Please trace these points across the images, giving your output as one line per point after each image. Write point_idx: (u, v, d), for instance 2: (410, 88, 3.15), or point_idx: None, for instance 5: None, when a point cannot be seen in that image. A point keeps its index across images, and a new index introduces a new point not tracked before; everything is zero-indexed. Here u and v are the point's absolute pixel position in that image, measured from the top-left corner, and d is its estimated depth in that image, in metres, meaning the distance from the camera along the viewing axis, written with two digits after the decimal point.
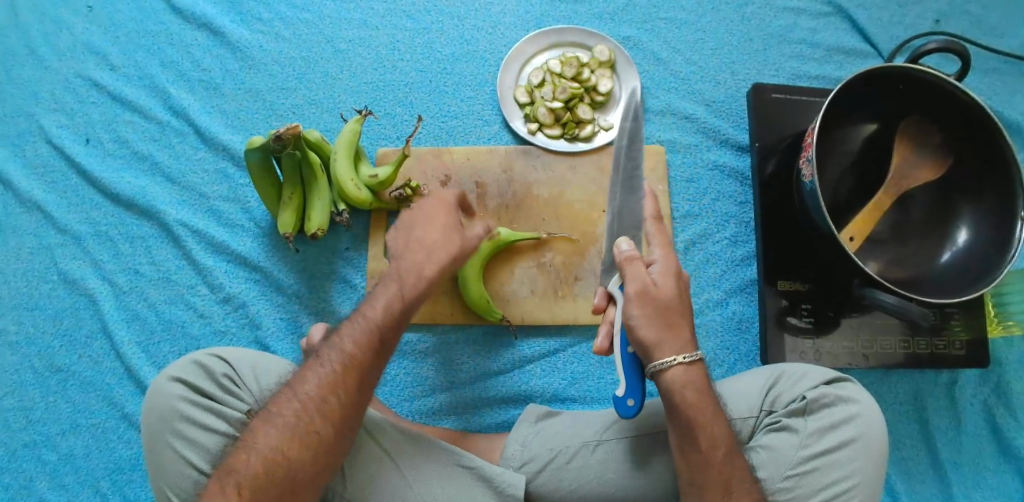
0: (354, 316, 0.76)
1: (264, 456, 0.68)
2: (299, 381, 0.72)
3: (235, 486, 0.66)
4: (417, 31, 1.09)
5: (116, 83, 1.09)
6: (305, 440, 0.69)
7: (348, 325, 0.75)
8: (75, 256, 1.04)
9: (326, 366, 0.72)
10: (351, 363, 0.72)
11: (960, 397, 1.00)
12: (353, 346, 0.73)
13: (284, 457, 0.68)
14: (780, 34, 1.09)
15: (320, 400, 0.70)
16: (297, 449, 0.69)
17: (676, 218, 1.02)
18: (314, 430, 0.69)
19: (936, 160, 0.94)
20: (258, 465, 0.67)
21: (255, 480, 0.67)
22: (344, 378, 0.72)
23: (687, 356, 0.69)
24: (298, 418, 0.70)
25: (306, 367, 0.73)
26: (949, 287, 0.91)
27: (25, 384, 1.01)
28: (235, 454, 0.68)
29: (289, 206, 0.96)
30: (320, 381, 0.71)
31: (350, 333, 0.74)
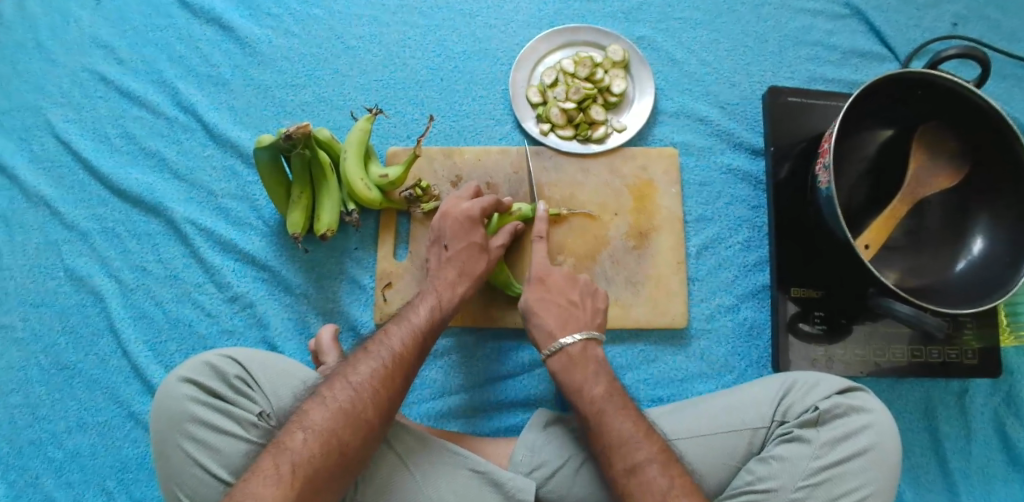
0: (399, 321, 0.80)
1: (318, 437, 0.67)
2: (350, 370, 0.73)
3: (292, 465, 0.65)
4: (428, 28, 1.08)
5: (123, 78, 1.08)
6: (358, 426, 0.69)
7: (396, 326, 0.79)
8: (82, 252, 1.03)
9: (379, 357, 0.74)
10: (402, 359, 0.75)
11: (971, 406, 0.99)
12: (405, 346, 0.77)
13: (338, 440, 0.68)
14: (796, 36, 1.08)
15: (373, 389, 0.72)
16: (351, 435, 0.68)
17: (689, 222, 1.00)
18: (366, 417, 0.70)
19: (954, 169, 0.94)
20: (314, 445, 0.66)
21: (310, 460, 0.66)
22: (396, 371, 0.74)
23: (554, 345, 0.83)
24: (354, 404, 0.70)
25: (354, 359, 0.75)
26: (964, 296, 0.91)
27: (32, 381, 1.00)
28: (288, 434, 0.67)
29: (299, 205, 0.95)
30: (373, 372, 0.73)
31: (398, 333, 0.78)
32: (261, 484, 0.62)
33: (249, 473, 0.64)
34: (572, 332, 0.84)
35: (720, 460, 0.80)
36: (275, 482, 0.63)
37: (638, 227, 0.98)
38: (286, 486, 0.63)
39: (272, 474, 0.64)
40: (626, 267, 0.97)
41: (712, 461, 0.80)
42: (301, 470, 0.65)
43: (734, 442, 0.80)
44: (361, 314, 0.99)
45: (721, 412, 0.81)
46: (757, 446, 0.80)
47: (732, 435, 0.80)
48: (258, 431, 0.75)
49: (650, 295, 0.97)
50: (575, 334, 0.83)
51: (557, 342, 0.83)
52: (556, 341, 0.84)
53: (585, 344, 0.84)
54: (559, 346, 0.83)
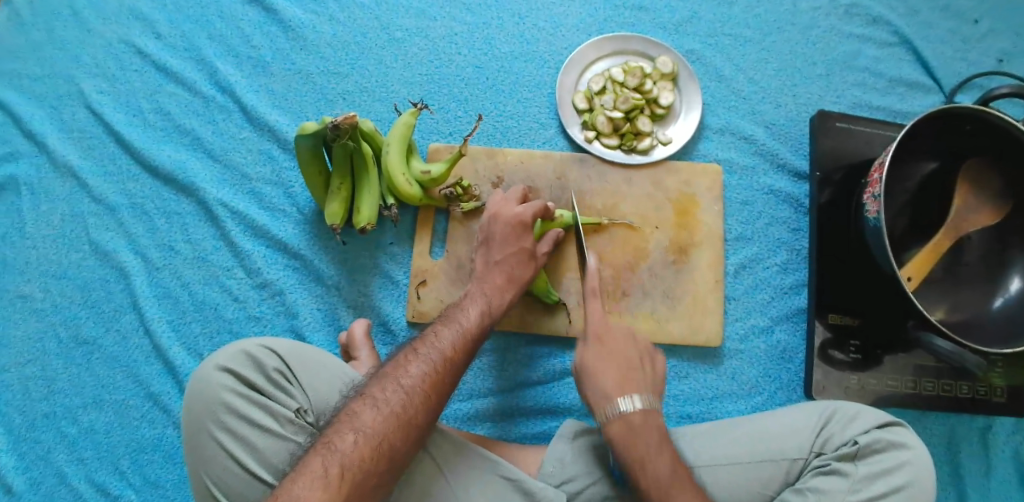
0: (449, 323, 0.79)
1: (369, 439, 0.66)
2: (401, 372, 0.72)
3: (342, 467, 0.63)
4: (477, 25, 1.06)
5: (161, 52, 1.05)
6: (407, 429, 0.68)
7: (445, 329, 0.78)
8: (108, 227, 1.01)
9: (430, 360, 0.73)
10: (452, 364, 0.75)
11: (993, 443, 1.00)
12: (454, 348, 0.76)
13: (388, 444, 0.67)
14: (844, 61, 1.08)
15: (424, 393, 0.71)
16: (401, 439, 0.68)
17: (728, 240, 1.00)
18: (417, 422, 0.69)
19: (995, 206, 0.94)
20: (366, 448, 0.65)
21: (360, 463, 0.64)
22: (444, 374, 0.74)
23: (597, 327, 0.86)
24: (405, 406, 0.69)
25: (405, 360, 0.73)
26: (999, 335, 0.90)
27: (49, 354, 0.98)
28: (340, 436, 0.65)
29: (337, 196, 0.94)
30: (423, 375, 0.72)
31: (448, 337, 0.77)
32: (309, 488, 0.61)
33: (296, 473, 0.63)
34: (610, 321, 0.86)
35: (756, 489, 0.79)
36: (323, 486, 0.62)
37: (677, 242, 0.97)
38: (334, 489, 0.62)
39: (322, 475, 0.62)
40: (664, 281, 0.97)
41: (748, 489, 0.79)
42: (352, 474, 0.63)
43: (769, 472, 0.79)
44: (392, 310, 0.97)
45: (756, 437, 0.81)
46: (792, 477, 0.80)
47: (769, 464, 0.79)
48: (294, 428, 0.73)
49: (686, 311, 0.96)
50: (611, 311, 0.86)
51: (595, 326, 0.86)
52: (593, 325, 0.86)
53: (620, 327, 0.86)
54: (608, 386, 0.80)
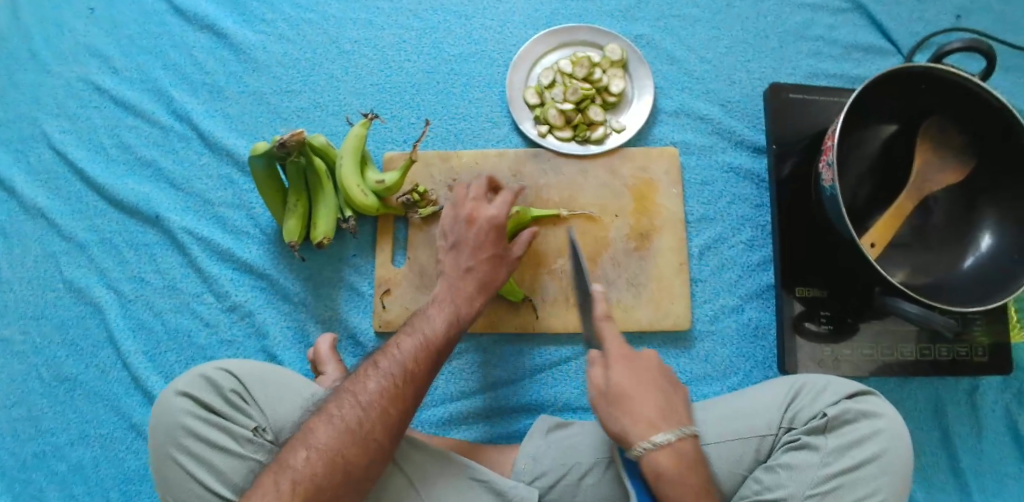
0: (412, 331, 0.77)
1: (321, 454, 0.67)
2: (359, 387, 0.71)
3: (296, 481, 0.66)
4: (425, 30, 1.06)
5: (119, 87, 1.07)
6: (361, 440, 0.68)
7: (408, 338, 0.76)
8: (80, 264, 1.02)
9: (389, 372, 0.72)
10: (413, 376, 0.72)
11: (981, 403, 0.98)
12: (414, 359, 0.73)
13: (342, 458, 0.67)
14: (797, 31, 1.06)
15: (381, 407, 0.70)
16: (358, 453, 0.68)
17: (691, 222, 0.99)
18: (375, 437, 0.69)
19: (959, 164, 0.92)
20: (317, 464, 0.66)
21: (312, 478, 0.66)
22: (405, 386, 0.72)
23: (666, 437, 0.70)
24: (360, 420, 0.69)
25: (366, 374, 0.72)
26: (970, 293, 0.89)
27: (33, 395, 0.99)
28: (295, 454, 0.67)
29: (295, 212, 0.94)
30: (381, 389, 0.71)
31: (409, 348, 0.74)
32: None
33: (252, 490, 0.66)
34: (664, 431, 0.70)
35: (726, 468, 0.78)
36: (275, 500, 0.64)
37: (638, 228, 0.97)
38: None
39: (272, 492, 0.65)
40: (628, 269, 0.96)
41: (719, 469, 0.78)
42: (304, 488, 0.65)
43: (741, 450, 0.78)
44: (360, 322, 0.98)
45: (724, 418, 0.80)
46: (764, 454, 0.78)
47: (739, 442, 0.78)
48: (253, 447, 0.73)
49: (653, 297, 0.95)
50: (669, 435, 0.69)
51: (651, 441, 0.69)
52: (647, 440, 0.70)
53: (676, 445, 0.70)
54: (655, 445, 0.69)
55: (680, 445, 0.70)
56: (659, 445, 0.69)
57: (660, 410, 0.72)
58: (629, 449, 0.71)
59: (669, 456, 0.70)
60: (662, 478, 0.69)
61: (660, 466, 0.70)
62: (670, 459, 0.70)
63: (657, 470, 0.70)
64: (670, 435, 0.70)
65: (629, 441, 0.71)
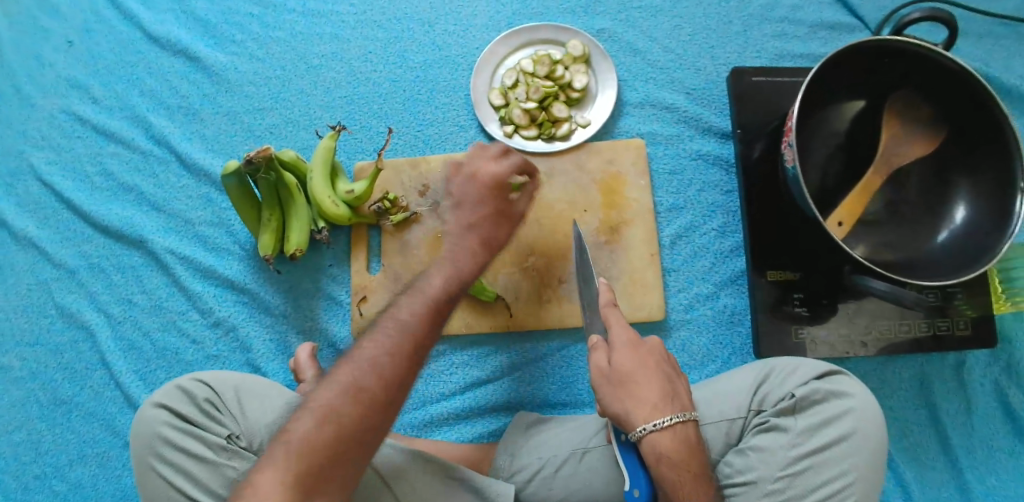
0: (414, 289, 0.73)
1: (319, 415, 0.65)
2: (355, 347, 0.69)
3: (298, 445, 0.64)
4: (389, 40, 1.08)
5: (99, 115, 1.10)
6: (360, 397, 0.66)
7: (408, 297, 0.72)
8: (70, 289, 1.05)
9: (389, 328, 0.70)
10: (410, 328, 0.70)
11: (970, 379, 0.95)
12: (411, 313, 0.70)
13: (335, 417, 0.65)
14: (761, 13, 1.05)
15: (374, 362, 0.68)
16: (352, 411, 0.65)
17: (661, 212, 0.99)
18: (368, 393, 0.66)
19: (928, 136, 0.89)
20: (309, 424, 0.65)
21: (306, 439, 0.64)
22: (402, 341, 0.69)
23: (665, 421, 0.68)
24: (358, 377, 0.67)
25: (368, 333, 0.70)
26: (945, 267, 0.86)
27: (33, 418, 1.02)
28: (296, 420, 0.66)
29: (269, 227, 0.96)
30: (375, 346, 0.68)
31: (407, 305, 0.71)
32: (258, 469, 0.63)
33: (262, 459, 0.65)
34: (665, 414, 0.69)
35: None
36: (273, 464, 0.63)
37: (608, 222, 0.97)
38: (281, 467, 0.63)
39: (278, 454, 0.64)
40: (599, 263, 0.96)
41: None
42: (307, 449, 0.64)
43: (712, 437, 0.78)
44: (340, 330, 0.99)
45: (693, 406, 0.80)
46: (735, 439, 0.78)
47: (709, 429, 0.78)
48: (227, 454, 0.76)
49: (626, 290, 0.96)
50: (670, 418, 0.68)
51: (653, 425, 0.68)
52: (646, 425, 0.68)
53: (676, 429, 0.68)
54: (655, 427, 0.68)
55: (681, 428, 0.69)
56: (660, 428, 0.68)
57: (664, 393, 0.70)
58: (630, 433, 0.69)
59: (671, 438, 0.68)
60: (663, 460, 0.67)
61: (659, 447, 0.68)
62: (671, 441, 0.68)
63: (656, 454, 0.68)
64: (672, 418, 0.68)
65: (629, 424, 0.69)
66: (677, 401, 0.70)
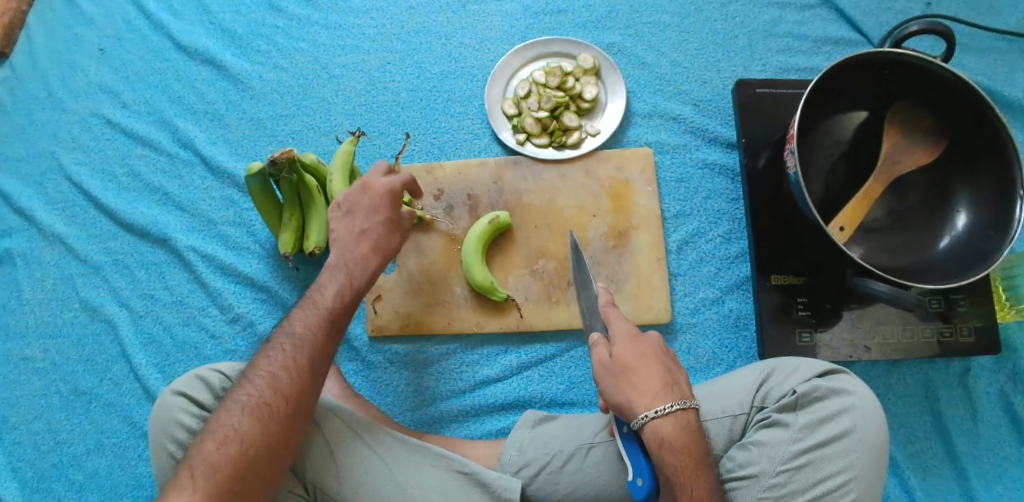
0: (303, 306, 0.79)
1: (220, 436, 0.69)
2: (254, 368, 0.74)
3: (206, 468, 0.67)
4: (408, 52, 1.13)
5: (127, 119, 1.15)
6: (262, 413, 0.71)
7: (298, 312, 0.79)
8: (95, 284, 1.09)
9: (279, 346, 0.75)
10: (301, 341, 0.76)
11: (975, 386, 0.96)
12: (304, 328, 0.77)
13: (241, 432, 0.69)
14: (766, 29, 1.09)
15: (273, 377, 0.73)
16: (260, 425, 0.70)
17: (668, 218, 1.02)
18: (271, 404, 0.72)
19: (929, 145, 0.91)
20: (219, 444, 0.68)
21: (217, 459, 0.68)
22: (297, 355, 0.75)
23: (663, 408, 0.69)
24: (260, 393, 0.72)
25: (261, 354, 0.75)
26: (948, 272, 0.88)
27: (53, 408, 1.05)
28: (199, 445, 0.69)
29: (289, 226, 1.00)
30: (273, 363, 0.74)
31: (299, 318, 0.78)
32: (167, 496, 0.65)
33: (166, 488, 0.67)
34: (665, 401, 0.70)
35: None
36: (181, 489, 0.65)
37: (616, 227, 1.00)
38: (194, 489, 0.65)
39: (186, 480, 0.66)
40: (607, 266, 0.99)
41: None
42: (215, 470, 0.67)
43: (716, 432, 0.80)
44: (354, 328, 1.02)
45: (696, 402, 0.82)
46: (738, 434, 0.80)
47: (712, 424, 0.80)
48: None
49: (633, 293, 0.98)
50: (671, 405, 0.69)
51: (655, 412, 0.69)
52: (646, 412, 0.69)
53: (676, 416, 0.70)
54: (658, 413, 0.69)
55: (682, 415, 0.71)
56: (661, 415, 0.69)
57: (663, 382, 0.72)
58: (632, 421, 0.70)
59: (672, 425, 0.70)
60: (665, 446, 0.69)
61: (660, 433, 0.70)
62: (672, 427, 0.70)
63: (658, 440, 0.69)
64: (672, 405, 0.70)
65: (631, 413, 0.70)
66: (677, 391, 0.72)
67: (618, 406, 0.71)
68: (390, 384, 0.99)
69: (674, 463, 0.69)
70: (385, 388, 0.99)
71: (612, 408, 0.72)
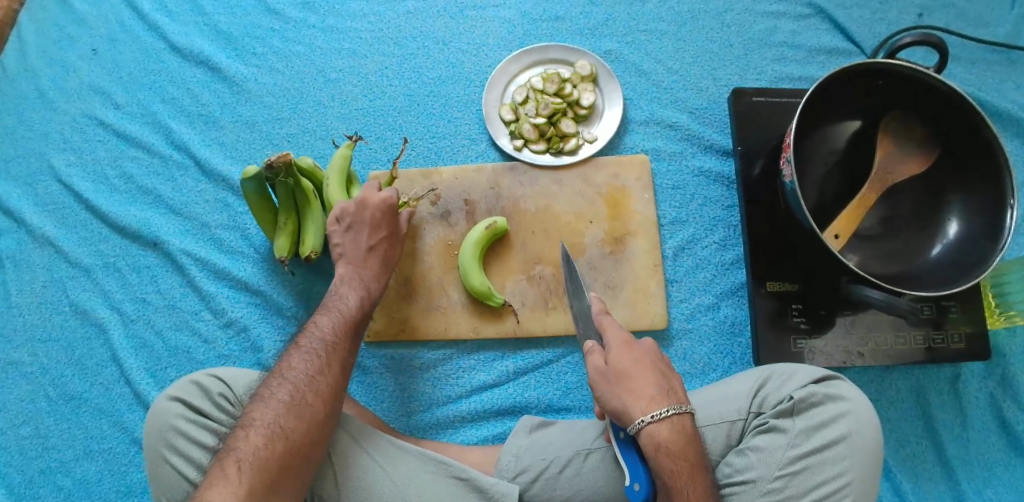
0: (327, 311, 0.85)
1: (265, 431, 0.70)
2: (288, 368, 0.76)
3: (247, 460, 0.67)
4: (405, 56, 1.13)
5: (120, 121, 1.14)
6: (304, 413, 0.73)
7: (324, 317, 0.83)
8: (85, 287, 1.08)
9: (312, 350, 0.78)
10: (334, 346, 0.80)
11: (965, 392, 0.97)
12: (333, 332, 0.82)
13: (283, 428, 0.70)
14: (761, 38, 1.10)
15: (309, 378, 0.76)
16: (298, 423, 0.72)
17: (664, 225, 1.03)
18: (310, 403, 0.74)
19: (922, 154, 0.92)
20: (259, 438, 0.69)
21: (258, 451, 0.68)
22: (331, 358, 0.79)
23: (660, 413, 0.69)
24: (298, 393, 0.74)
25: (293, 356, 0.78)
26: (940, 279, 0.90)
27: (41, 413, 1.04)
28: (237, 438, 0.69)
29: (285, 230, 0.99)
30: (307, 365, 0.77)
31: (327, 323, 0.82)
32: (211, 487, 0.64)
33: (208, 482, 0.65)
34: (662, 406, 0.70)
35: None
36: (223, 480, 0.65)
37: (613, 233, 1.00)
38: (236, 480, 0.65)
39: (232, 472, 0.66)
40: (603, 272, 0.99)
41: None
42: (259, 462, 0.67)
43: (713, 438, 0.80)
44: None
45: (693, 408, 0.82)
46: (735, 440, 0.81)
47: (709, 430, 0.80)
48: None
49: (629, 298, 0.99)
50: (669, 409, 0.69)
51: (653, 416, 0.69)
52: (644, 416, 0.70)
53: (674, 421, 0.70)
54: (656, 417, 0.69)
55: (678, 420, 0.70)
56: (657, 420, 0.69)
57: (659, 388, 0.72)
58: (630, 425, 0.70)
59: (669, 429, 0.70)
60: (662, 451, 0.69)
61: (657, 438, 0.70)
62: (669, 432, 0.70)
63: (656, 445, 0.69)
64: (669, 409, 0.70)
65: (628, 418, 0.71)
66: (676, 396, 0.72)
67: (616, 411, 0.71)
68: (386, 390, 0.98)
69: (672, 467, 0.69)
70: (380, 393, 0.99)
71: (611, 413, 0.72)
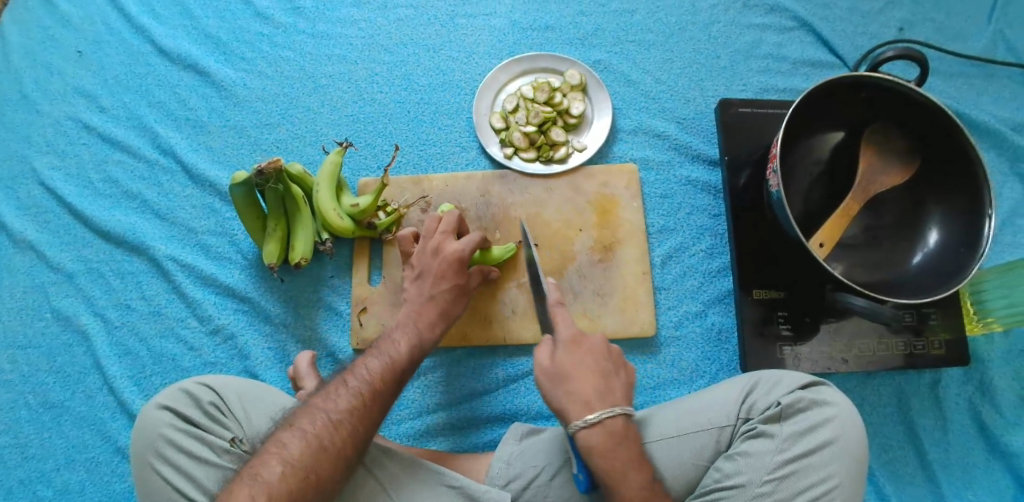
0: (378, 353, 0.80)
1: (298, 472, 0.68)
2: (330, 404, 0.73)
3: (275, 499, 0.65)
4: (395, 63, 1.13)
5: (105, 124, 1.13)
6: (338, 462, 0.70)
7: (374, 357, 0.79)
8: (68, 293, 1.06)
9: (361, 393, 0.75)
10: (380, 393, 0.76)
11: (945, 397, 0.99)
12: (382, 378, 0.77)
13: (315, 474, 0.68)
14: (747, 50, 1.12)
15: (352, 424, 0.72)
16: (331, 470, 0.70)
17: (652, 233, 1.04)
18: (346, 452, 0.71)
19: (903, 165, 0.95)
20: (292, 479, 0.67)
21: (287, 494, 0.66)
22: (376, 409, 0.75)
23: (591, 417, 0.72)
24: (336, 438, 0.71)
25: (335, 392, 0.75)
26: (921, 287, 0.92)
27: (21, 422, 1.02)
28: (267, 470, 0.67)
29: (274, 237, 0.98)
30: (351, 406, 0.73)
31: (377, 366, 0.78)
32: None
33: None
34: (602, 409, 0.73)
35: (690, 460, 0.81)
36: None
37: (602, 241, 1.02)
38: None
39: None
40: (593, 279, 1.00)
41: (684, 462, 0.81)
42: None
43: (703, 442, 0.81)
44: (339, 340, 1.03)
45: (683, 414, 0.83)
46: (725, 444, 0.81)
47: (699, 434, 0.81)
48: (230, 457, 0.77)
49: (619, 305, 1.00)
50: (613, 408, 0.73)
51: (586, 418, 0.72)
52: (580, 418, 0.73)
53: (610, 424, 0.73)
54: (591, 420, 0.72)
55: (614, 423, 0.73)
56: (589, 424, 0.72)
57: (597, 390, 0.75)
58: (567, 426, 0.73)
59: (601, 432, 0.72)
60: (595, 452, 0.72)
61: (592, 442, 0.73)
62: (603, 435, 0.72)
63: (591, 447, 0.72)
64: (602, 413, 0.73)
65: (566, 419, 0.74)
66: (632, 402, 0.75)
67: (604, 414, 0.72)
68: None
69: (609, 466, 0.71)
70: None
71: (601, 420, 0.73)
